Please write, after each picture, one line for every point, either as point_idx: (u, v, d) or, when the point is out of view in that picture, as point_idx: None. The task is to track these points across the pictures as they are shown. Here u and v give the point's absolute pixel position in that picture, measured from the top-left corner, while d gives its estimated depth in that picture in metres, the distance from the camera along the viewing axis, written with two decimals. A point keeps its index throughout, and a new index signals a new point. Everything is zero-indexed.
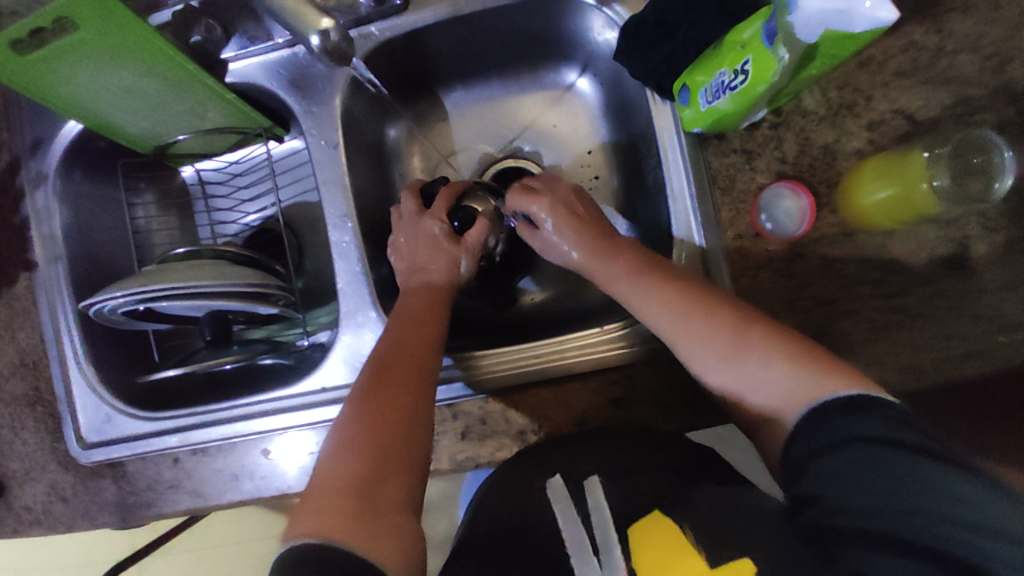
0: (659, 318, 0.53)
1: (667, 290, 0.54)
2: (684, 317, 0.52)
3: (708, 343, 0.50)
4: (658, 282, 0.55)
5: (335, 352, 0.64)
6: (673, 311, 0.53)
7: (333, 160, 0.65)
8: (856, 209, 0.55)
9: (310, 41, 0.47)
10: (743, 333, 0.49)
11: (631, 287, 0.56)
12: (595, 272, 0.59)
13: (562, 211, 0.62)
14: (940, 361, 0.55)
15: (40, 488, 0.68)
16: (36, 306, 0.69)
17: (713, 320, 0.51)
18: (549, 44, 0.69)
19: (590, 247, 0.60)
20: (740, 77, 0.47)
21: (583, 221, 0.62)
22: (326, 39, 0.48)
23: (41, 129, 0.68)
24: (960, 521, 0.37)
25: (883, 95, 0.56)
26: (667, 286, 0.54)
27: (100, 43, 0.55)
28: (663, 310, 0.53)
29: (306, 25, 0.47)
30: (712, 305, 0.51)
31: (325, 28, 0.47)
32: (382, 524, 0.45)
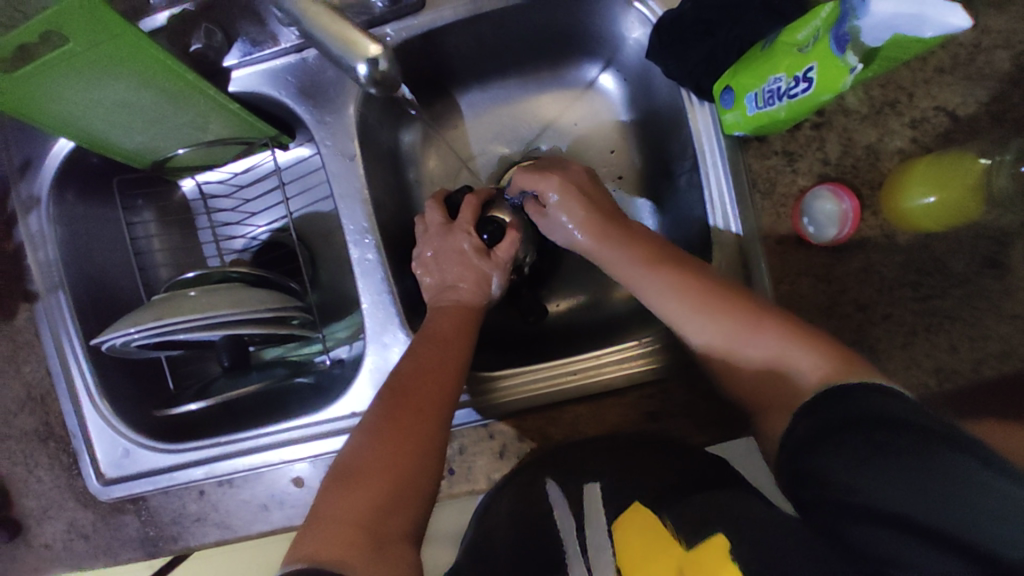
0: (663, 299, 0.54)
1: (672, 271, 0.54)
2: (694, 296, 0.53)
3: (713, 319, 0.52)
4: (666, 267, 0.55)
5: (363, 374, 0.62)
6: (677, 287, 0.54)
7: (350, 172, 0.61)
8: (900, 214, 0.52)
9: (357, 69, 0.45)
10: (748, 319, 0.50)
11: (639, 264, 0.56)
12: (599, 255, 0.59)
13: (571, 191, 0.60)
14: (977, 362, 0.53)
15: (60, 526, 0.65)
16: (39, 338, 0.65)
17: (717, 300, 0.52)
18: (572, 40, 0.66)
19: (594, 229, 0.59)
20: (800, 85, 0.46)
21: (593, 204, 0.60)
22: (374, 68, 0.45)
23: (30, 148, 0.63)
24: (1007, 526, 0.35)
25: (925, 91, 0.54)
26: (678, 267, 0.55)
27: (92, 56, 0.50)
28: (667, 287, 0.54)
29: (353, 53, 0.45)
30: (717, 290, 0.52)
31: (372, 55, 0.44)
32: (384, 555, 0.43)
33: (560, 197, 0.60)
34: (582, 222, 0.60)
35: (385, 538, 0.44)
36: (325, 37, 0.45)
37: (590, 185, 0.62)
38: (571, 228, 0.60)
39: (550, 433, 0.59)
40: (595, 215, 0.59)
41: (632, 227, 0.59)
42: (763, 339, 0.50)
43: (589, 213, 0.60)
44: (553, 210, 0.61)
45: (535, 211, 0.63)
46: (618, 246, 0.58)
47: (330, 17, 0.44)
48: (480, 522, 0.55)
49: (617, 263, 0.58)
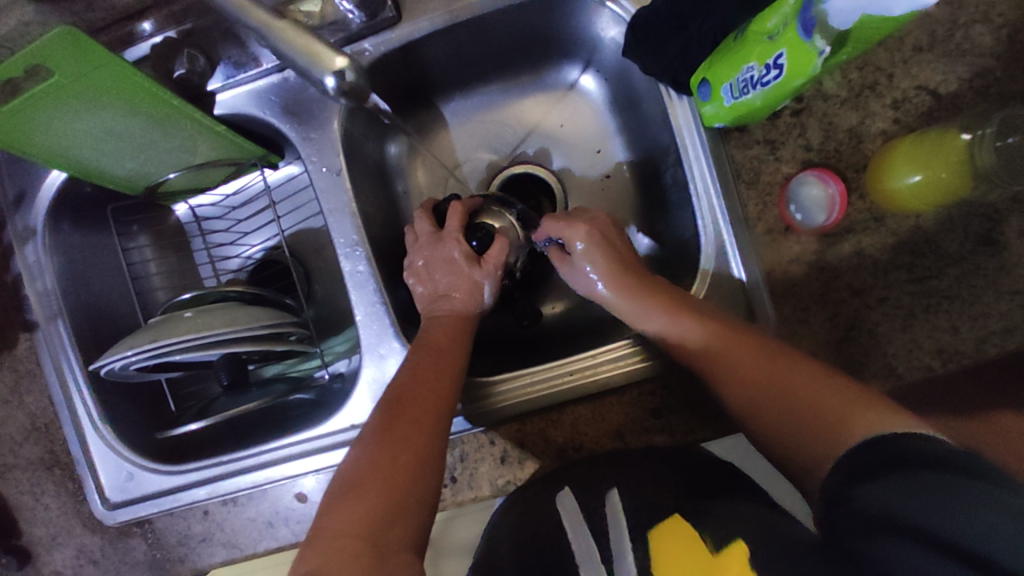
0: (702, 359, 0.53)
1: (703, 326, 0.54)
2: (734, 359, 0.51)
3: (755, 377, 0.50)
4: (697, 325, 0.54)
5: (360, 386, 0.62)
6: (710, 344, 0.53)
7: (337, 186, 0.62)
8: (886, 194, 0.52)
9: (326, 82, 0.45)
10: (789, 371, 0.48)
11: (674, 314, 0.55)
12: (626, 311, 0.58)
13: (598, 242, 0.61)
14: (977, 341, 0.52)
15: (69, 553, 0.66)
16: (40, 367, 0.66)
17: (757, 361, 0.50)
18: (551, 43, 0.66)
19: (620, 283, 0.59)
20: (773, 71, 0.46)
21: (616, 253, 0.61)
22: (342, 79, 0.44)
23: (24, 182, 0.64)
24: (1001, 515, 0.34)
25: (904, 71, 0.54)
26: (722, 329, 0.53)
27: (76, 86, 0.51)
28: (718, 363, 0.52)
29: (320, 66, 0.44)
30: (754, 347, 0.51)
31: (340, 68, 0.44)
32: (386, 567, 0.43)
33: (586, 246, 0.61)
34: (605, 273, 0.60)
35: (386, 549, 0.44)
36: (289, 51, 0.44)
37: (614, 235, 0.63)
38: (594, 278, 0.60)
39: (552, 437, 0.59)
40: (620, 267, 0.60)
41: (656, 282, 0.59)
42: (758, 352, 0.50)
43: (612, 265, 0.60)
44: (578, 259, 0.61)
45: (559, 259, 0.63)
46: (648, 298, 0.58)
47: (296, 32, 0.44)
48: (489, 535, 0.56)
49: (650, 318, 0.57)
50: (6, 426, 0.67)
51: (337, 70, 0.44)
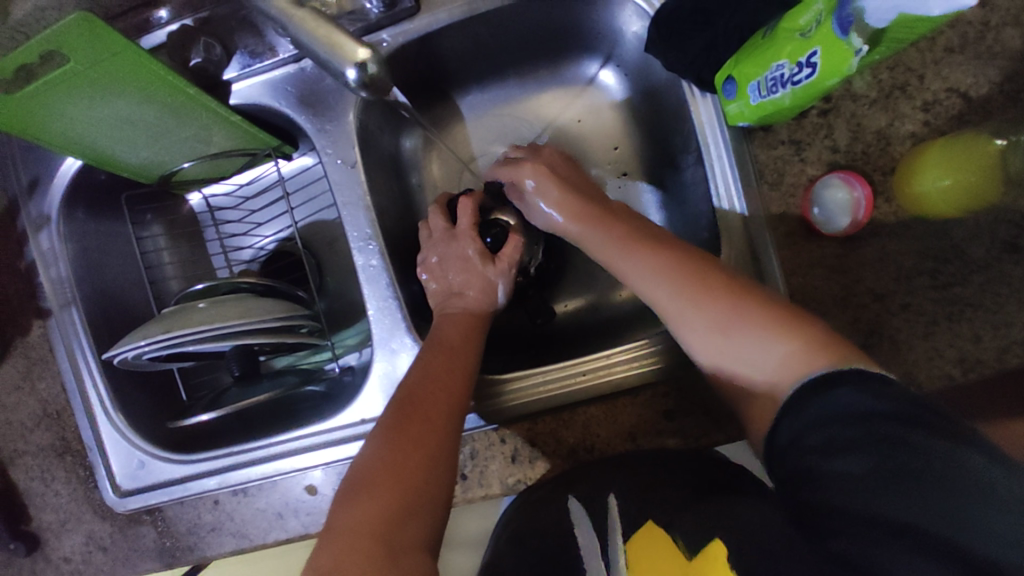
0: (659, 291, 0.51)
1: (658, 255, 0.52)
2: (695, 291, 0.49)
3: (700, 311, 0.49)
4: (647, 252, 0.53)
5: (371, 380, 0.61)
6: (663, 274, 0.51)
7: (351, 179, 0.61)
8: (914, 198, 0.51)
9: (345, 74, 0.43)
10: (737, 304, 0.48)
11: (767, 329, 0.46)
12: (583, 239, 0.58)
13: (547, 175, 0.61)
14: (1002, 350, 0.51)
15: (78, 539, 0.66)
16: (53, 353, 0.66)
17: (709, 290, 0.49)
18: (571, 37, 0.65)
19: (574, 212, 0.58)
20: (806, 70, 0.45)
21: (568, 184, 0.60)
22: (362, 73, 0.43)
23: (39, 168, 0.64)
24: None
25: (935, 72, 0.52)
26: (676, 255, 0.52)
27: (90, 72, 0.51)
28: (681, 298, 0.50)
29: (340, 58, 0.43)
30: (704, 273, 0.50)
31: (361, 60, 0.43)
32: (397, 567, 0.42)
33: (537, 182, 0.61)
34: (559, 205, 0.60)
35: (399, 550, 0.44)
36: (309, 40, 0.43)
37: (566, 168, 0.62)
38: (549, 213, 0.60)
39: (563, 437, 0.58)
40: (572, 197, 0.59)
41: (619, 213, 0.58)
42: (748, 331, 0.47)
43: (565, 196, 0.59)
44: (530, 195, 0.61)
45: (515, 199, 0.63)
46: (733, 312, 0.47)
47: (316, 22, 0.43)
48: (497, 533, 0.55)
49: (732, 342, 0.47)
50: (18, 412, 0.67)
51: (359, 61, 0.43)
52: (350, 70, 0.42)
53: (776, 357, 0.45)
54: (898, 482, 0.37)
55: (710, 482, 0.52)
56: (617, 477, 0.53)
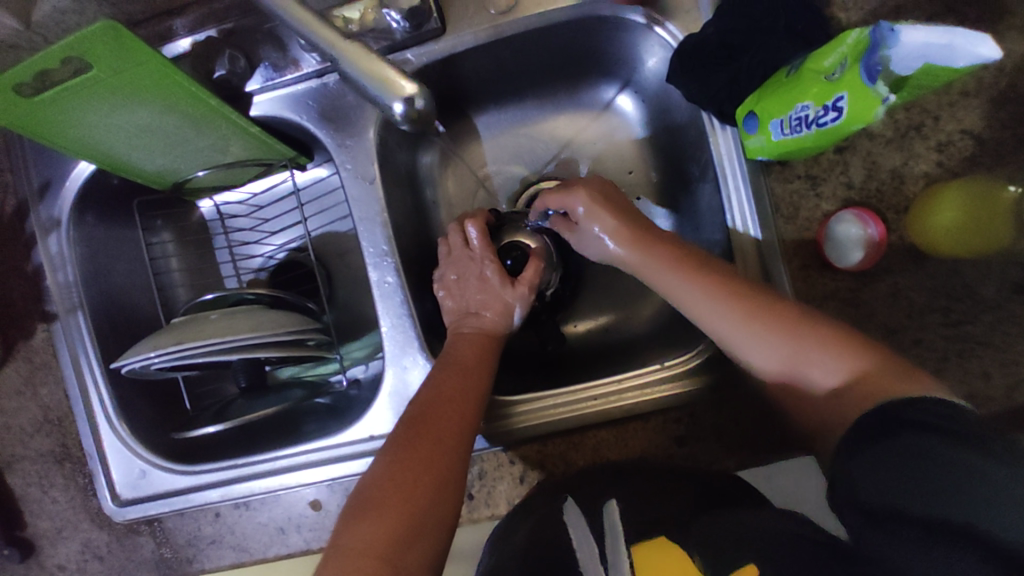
0: (720, 325, 0.52)
1: (724, 291, 0.52)
2: (765, 329, 0.50)
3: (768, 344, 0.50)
4: (715, 291, 0.52)
5: (381, 397, 0.61)
6: (735, 313, 0.51)
7: (369, 195, 0.62)
8: (926, 236, 0.52)
9: (393, 108, 0.43)
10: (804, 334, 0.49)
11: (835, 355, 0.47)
12: (640, 266, 0.57)
13: (601, 203, 0.60)
14: (1008, 388, 0.51)
15: (74, 547, 0.65)
16: (56, 358, 0.65)
17: (779, 326, 0.49)
18: (592, 62, 0.66)
19: (633, 241, 0.58)
20: (831, 114, 0.46)
21: (624, 213, 0.59)
22: (410, 108, 0.43)
23: (51, 172, 0.63)
24: None
25: (949, 114, 0.53)
26: (741, 290, 0.52)
27: (114, 80, 0.50)
28: (749, 334, 0.50)
29: (389, 92, 0.43)
30: (773, 309, 0.50)
31: (410, 95, 0.42)
32: None
33: (590, 210, 0.60)
34: (616, 233, 0.59)
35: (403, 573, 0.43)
36: (357, 73, 0.43)
37: (615, 195, 0.61)
38: (604, 240, 0.59)
39: (572, 460, 0.58)
40: (628, 225, 0.58)
41: (670, 238, 0.58)
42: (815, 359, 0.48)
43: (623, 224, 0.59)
44: (583, 224, 0.60)
45: (565, 227, 0.62)
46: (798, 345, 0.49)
47: (364, 55, 0.43)
48: (494, 547, 0.54)
49: (804, 369, 0.49)
50: (17, 416, 0.66)
51: (407, 96, 0.43)
52: (398, 105, 0.42)
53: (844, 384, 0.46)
54: (923, 497, 0.36)
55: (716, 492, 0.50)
56: (620, 486, 0.51)
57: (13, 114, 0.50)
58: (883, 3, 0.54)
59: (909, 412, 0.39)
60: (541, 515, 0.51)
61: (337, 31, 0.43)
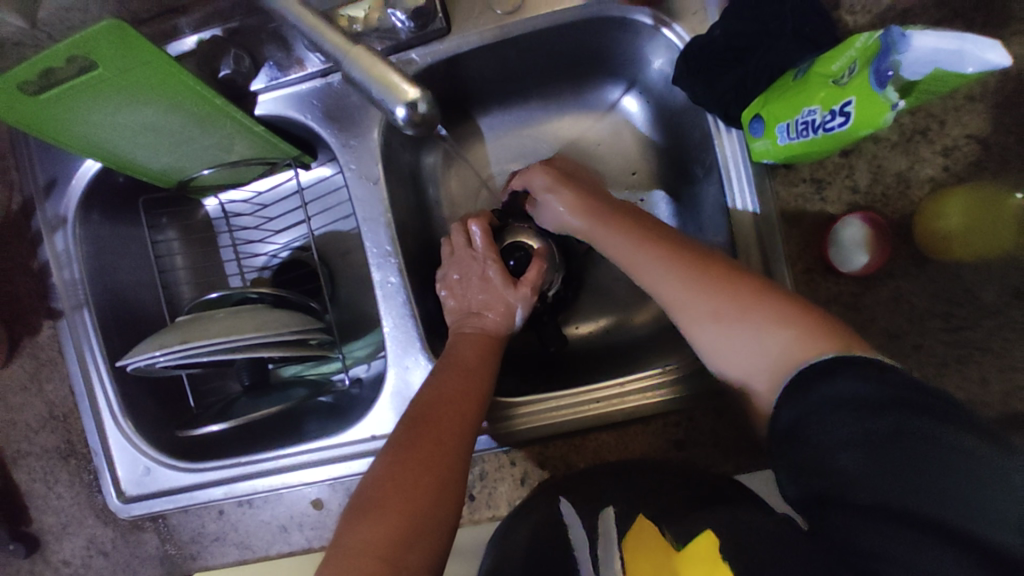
0: (657, 280, 0.53)
1: (663, 248, 0.53)
2: (696, 282, 0.51)
3: (702, 299, 0.50)
4: (653, 248, 0.54)
5: (383, 398, 0.61)
6: (671, 267, 0.52)
7: (373, 195, 0.62)
8: (931, 241, 0.52)
9: (394, 112, 0.42)
10: (736, 290, 0.49)
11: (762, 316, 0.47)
12: (589, 232, 0.58)
13: (556, 177, 0.62)
14: (1010, 394, 0.51)
15: (79, 542, 0.66)
16: (62, 355, 0.65)
17: (711, 279, 0.50)
18: (597, 63, 0.66)
19: (583, 208, 0.59)
20: (839, 119, 0.46)
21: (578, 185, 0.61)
22: (413, 111, 0.42)
23: (57, 170, 0.64)
24: None
25: (956, 119, 0.53)
26: (679, 249, 0.53)
27: (119, 79, 0.50)
28: (682, 288, 0.51)
29: (392, 96, 0.42)
30: (704, 264, 0.51)
31: (411, 99, 0.42)
32: None
33: (545, 183, 0.62)
34: (570, 203, 0.60)
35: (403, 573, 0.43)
36: (361, 77, 0.43)
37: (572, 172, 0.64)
38: (560, 211, 0.61)
39: (573, 462, 0.58)
40: (582, 195, 0.60)
41: (626, 210, 0.59)
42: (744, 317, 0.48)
43: (576, 194, 0.60)
44: (541, 198, 0.63)
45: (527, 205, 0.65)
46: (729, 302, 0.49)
47: (369, 59, 0.43)
48: (495, 546, 0.54)
49: (733, 331, 0.48)
50: (23, 413, 0.66)
51: (409, 101, 0.42)
52: (399, 109, 0.42)
53: (770, 345, 0.46)
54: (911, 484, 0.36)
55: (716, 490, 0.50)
56: (619, 487, 0.52)
57: (18, 112, 0.51)
58: (891, 6, 0.54)
59: (860, 383, 0.40)
60: (543, 514, 0.52)
61: (348, 37, 0.44)
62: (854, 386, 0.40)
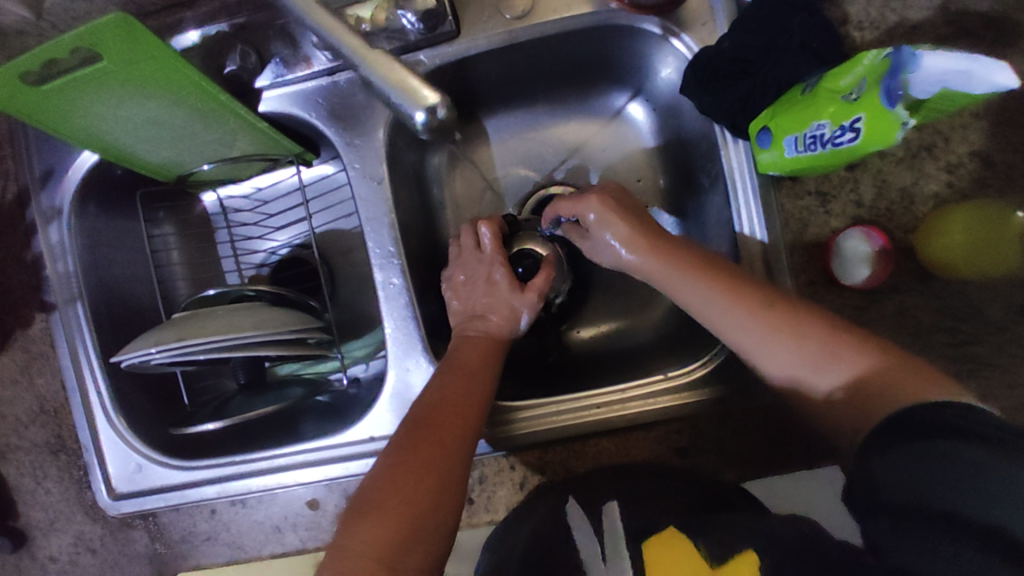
0: (737, 330, 0.51)
1: (733, 298, 0.51)
2: (775, 330, 0.49)
3: (776, 341, 0.49)
4: (726, 297, 0.51)
5: (382, 399, 0.61)
6: (746, 316, 0.50)
7: (377, 196, 0.61)
8: (934, 257, 0.52)
9: (415, 118, 0.41)
10: (813, 334, 0.48)
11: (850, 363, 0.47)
12: (654, 274, 0.55)
13: (613, 209, 0.57)
14: (1006, 410, 0.52)
15: (67, 539, 0.65)
16: (54, 348, 0.64)
17: (792, 330, 0.48)
18: (605, 69, 0.65)
19: (646, 247, 0.55)
20: (849, 134, 0.46)
21: (635, 218, 0.57)
22: (433, 116, 0.41)
23: (54, 160, 0.63)
24: None
25: (961, 136, 0.53)
26: (747, 296, 0.50)
27: (123, 72, 0.50)
28: (763, 339, 0.49)
29: (411, 101, 0.41)
30: (776, 311, 0.49)
31: (431, 104, 0.41)
32: None
33: (600, 217, 0.57)
34: (628, 239, 0.56)
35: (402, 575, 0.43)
36: (381, 81, 0.42)
37: (627, 200, 0.59)
38: (617, 247, 0.57)
39: (572, 468, 0.58)
40: (641, 231, 0.56)
41: (686, 245, 0.56)
42: (813, 353, 0.48)
43: (636, 230, 0.56)
44: (595, 231, 0.58)
45: (577, 235, 0.61)
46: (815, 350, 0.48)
47: (388, 64, 0.42)
48: (492, 549, 0.53)
49: (819, 371, 0.48)
50: (13, 406, 0.65)
51: (429, 105, 0.41)
52: (419, 114, 0.41)
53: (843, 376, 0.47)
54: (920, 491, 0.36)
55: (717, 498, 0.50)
56: (620, 490, 0.52)
57: (18, 102, 0.50)
58: (900, 22, 0.54)
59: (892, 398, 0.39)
60: (543, 517, 0.52)
61: (366, 40, 0.43)
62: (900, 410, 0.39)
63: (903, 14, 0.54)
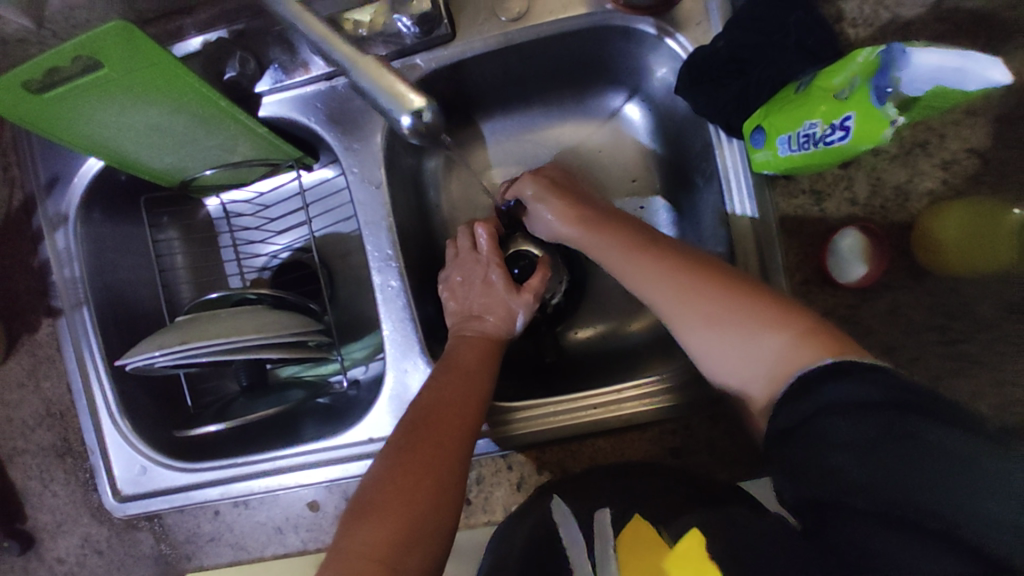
0: (653, 290, 0.52)
1: (654, 258, 0.53)
2: (687, 290, 0.50)
3: (697, 303, 0.49)
4: (645, 259, 0.53)
5: (382, 400, 0.61)
6: (660, 275, 0.52)
7: (375, 199, 0.62)
8: (930, 254, 0.52)
9: (401, 120, 0.43)
10: (729, 299, 0.48)
11: (759, 327, 0.46)
12: (581, 241, 0.58)
13: (546, 186, 0.61)
14: (1003, 407, 0.51)
15: (73, 541, 0.66)
16: (60, 353, 0.65)
17: (702, 289, 0.50)
18: (600, 71, 0.66)
19: (573, 217, 0.59)
20: (839, 133, 0.46)
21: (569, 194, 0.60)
22: (419, 120, 0.42)
23: (59, 167, 0.64)
24: None
25: (955, 133, 0.53)
26: (667, 257, 0.53)
27: (124, 80, 0.51)
28: (671, 297, 0.51)
29: (398, 104, 0.42)
30: (691, 269, 0.51)
31: (416, 108, 0.42)
32: None
33: (535, 191, 0.61)
34: (561, 211, 0.60)
35: None
36: (370, 86, 0.43)
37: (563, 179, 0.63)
38: (550, 219, 0.60)
39: (570, 467, 0.59)
40: (572, 203, 0.60)
41: (617, 217, 0.58)
42: (737, 328, 0.47)
43: (567, 202, 0.60)
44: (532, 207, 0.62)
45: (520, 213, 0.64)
46: (721, 307, 0.48)
47: (376, 69, 0.43)
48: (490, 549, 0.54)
49: (723, 336, 0.48)
50: (20, 409, 0.66)
51: (414, 109, 0.42)
52: (405, 117, 0.42)
53: (767, 357, 0.45)
54: (911, 481, 0.35)
55: (711, 491, 0.50)
56: (619, 490, 0.52)
57: (23, 110, 0.51)
58: (892, 20, 0.54)
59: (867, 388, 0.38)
60: (541, 517, 0.52)
61: (360, 49, 0.44)
62: (849, 391, 0.39)
63: (895, 12, 0.54)
